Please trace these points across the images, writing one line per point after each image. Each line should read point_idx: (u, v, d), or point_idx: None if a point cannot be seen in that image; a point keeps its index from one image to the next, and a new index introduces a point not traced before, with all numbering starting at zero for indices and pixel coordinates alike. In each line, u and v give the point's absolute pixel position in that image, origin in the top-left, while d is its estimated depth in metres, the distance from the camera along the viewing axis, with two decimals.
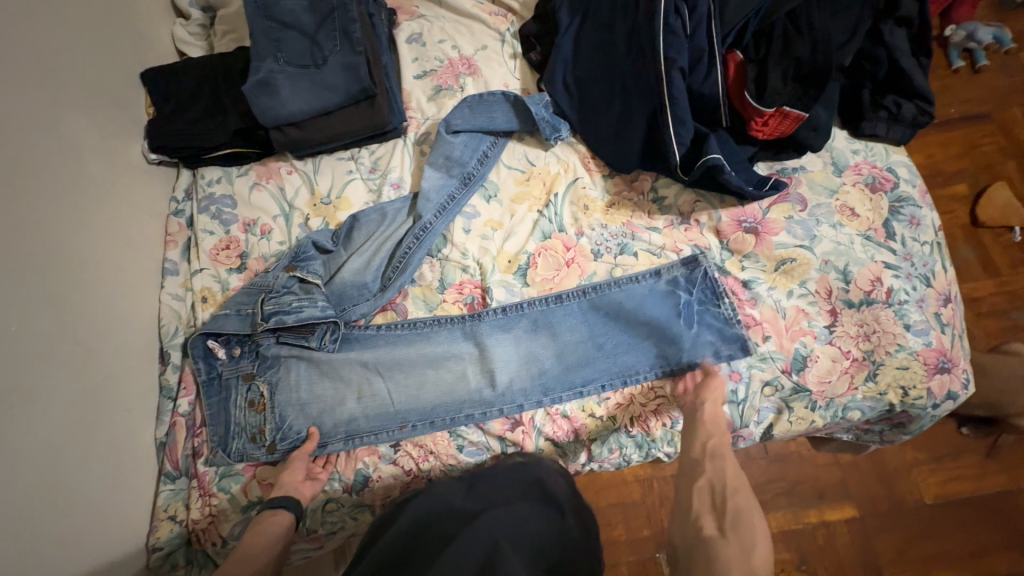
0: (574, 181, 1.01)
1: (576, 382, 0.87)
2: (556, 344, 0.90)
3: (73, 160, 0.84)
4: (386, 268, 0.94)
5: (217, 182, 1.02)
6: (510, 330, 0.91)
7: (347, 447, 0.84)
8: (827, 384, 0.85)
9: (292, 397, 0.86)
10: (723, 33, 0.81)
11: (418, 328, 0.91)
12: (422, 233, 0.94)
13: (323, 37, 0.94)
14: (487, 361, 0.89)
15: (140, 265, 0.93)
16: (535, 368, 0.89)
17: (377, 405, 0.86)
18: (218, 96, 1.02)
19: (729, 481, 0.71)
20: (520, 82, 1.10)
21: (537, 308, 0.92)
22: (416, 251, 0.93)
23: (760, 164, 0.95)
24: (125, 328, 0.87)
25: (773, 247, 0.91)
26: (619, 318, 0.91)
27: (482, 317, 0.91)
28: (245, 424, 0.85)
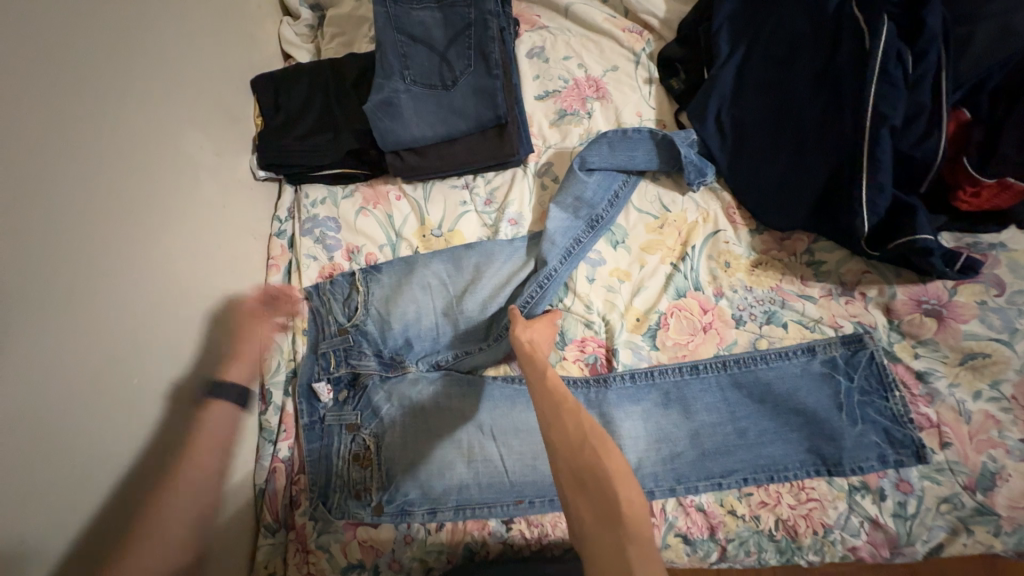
0: (715, 234, 0.90)
1: (714, 470, 0.78)
2: (690, 423, 0.81)
3: (187, 181, 0.78)
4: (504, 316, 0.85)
5: (321, 203, 0.95)
6: (638, 403, 0.82)
7: (456, 518, 0.76)
8: (1020, 510, 0.72)
9: (399, 455, 0.79)
10: (953, 85, 0.68)
11: None
12: (547, 280, 0.84)
13: (454, 55, 0.84)
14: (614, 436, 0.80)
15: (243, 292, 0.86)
16: (667, 450, 0.80)
17: (489, 473, 0.79)
18: (330, 110, 0.94)
19: (570, 434, 0.58)
20: (654, 111, 0.98)
21: (671, 378, 0.83)
22: (539, 301, 0.83)
23: (945, 236, 0.82)
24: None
25: (959, 336, 0.78)
26: (764, 401, 0.80)
27: (607, 383, 0.83)
28: (347, 479, 0.79)
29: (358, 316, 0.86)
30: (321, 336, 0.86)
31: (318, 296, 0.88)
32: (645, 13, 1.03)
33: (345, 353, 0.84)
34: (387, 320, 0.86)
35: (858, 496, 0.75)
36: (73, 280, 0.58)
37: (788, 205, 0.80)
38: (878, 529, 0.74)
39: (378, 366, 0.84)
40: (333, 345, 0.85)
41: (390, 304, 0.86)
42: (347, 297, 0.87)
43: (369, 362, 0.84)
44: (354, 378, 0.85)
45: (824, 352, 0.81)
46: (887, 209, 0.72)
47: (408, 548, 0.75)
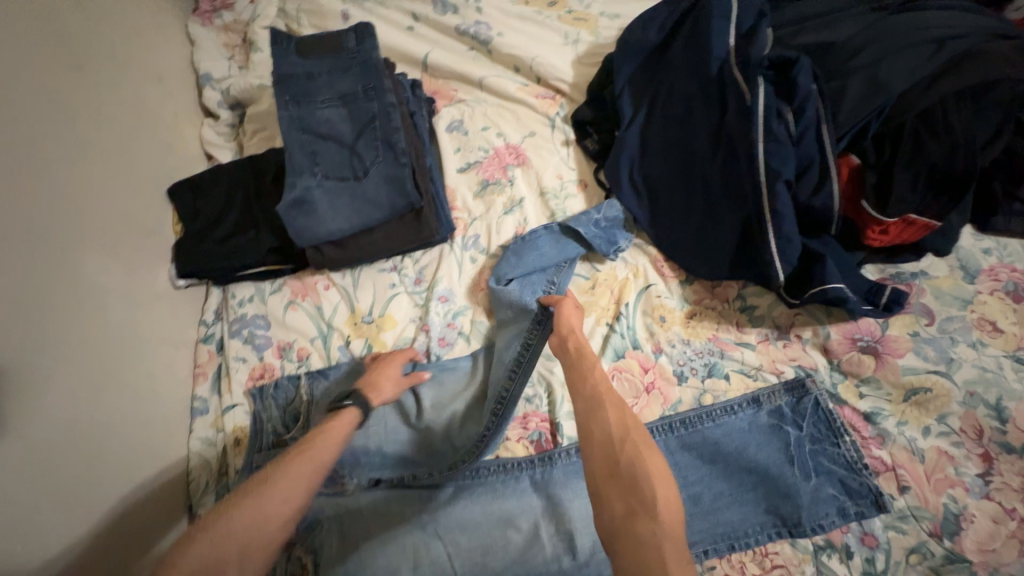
0: (647, 288, 0.89)
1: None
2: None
3: (95, 310, 0.76)
4: (461, 432, 0.81)
5: (249, 302, 0.93)
6: None
7: None
8: (991, 553, 0.68)
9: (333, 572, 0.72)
10: (836, 134, 0.68)
11: (481, 477, 0.79)
12: (503, 401, 0.77)
13: (362, 146, 0.85)
14: (563, 520, 0.75)
15: (168, 411, 0.83)
16: None
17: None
18: (250, 209, 0.93)
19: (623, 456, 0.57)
20: (575, 172, 1.00)
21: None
22: (494, 433, 0.77)
23: (868, 268, 0.82)
24: (151, 493, 0.76)
25: (899, 371, 0.76)
26: (716, 461, 0.77)
27: (553, 461, 0.78)
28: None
29: (297, 426, 0.83)
30: (258, 447, 0.82)
31: (260, 399, 0.85)
32: (555, 80, 1.06)
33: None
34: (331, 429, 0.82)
35: (825, 557, 0.70)
36: None
37: (710, 255, 0.80)
38: None
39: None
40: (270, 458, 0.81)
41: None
42: (290, 403, 0.85)
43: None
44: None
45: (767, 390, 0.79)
46: (800, 257, 0.72)
47: None
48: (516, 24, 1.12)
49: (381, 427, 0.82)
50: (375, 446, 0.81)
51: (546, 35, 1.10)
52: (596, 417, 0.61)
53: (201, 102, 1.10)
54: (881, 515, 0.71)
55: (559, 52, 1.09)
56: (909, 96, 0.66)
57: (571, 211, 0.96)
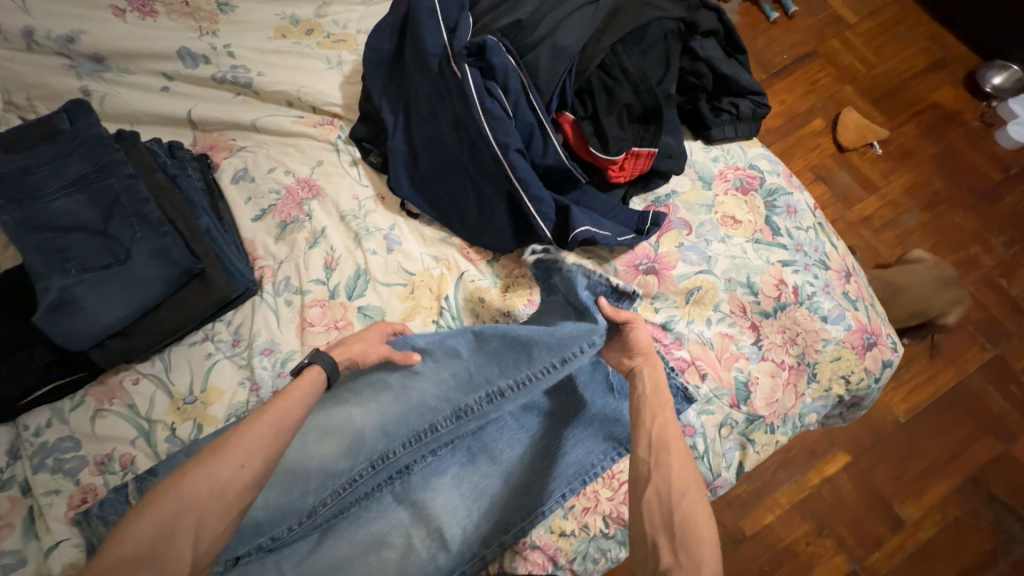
0: (461, 277, 0.93)
1: (534, 503, 0.79)
2: (498, 468, 0.81)
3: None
4: (324, 484, 0.78)
5: (46, 428, 0.83)
6: (443, 475, 0.81)
7: None
8: (776, 403, 0.82)
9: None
10: (545, 101, 0.78)
11: (344, 513, 0.79)
12: (381, 459, 0.79)
13: (116, 228, 0.80)
14: (430, 522, 0.78)
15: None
16: (489, 513, 0.79)
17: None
18: (13, 330, 0.83)
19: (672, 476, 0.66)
20: (370, 188, 1.01)
21: (468, 432, 0.83)
22: (368, 474, 0.79)
23: (635, 200, 0.92)
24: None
25: (676, 280, 0.87)
26: (551, 412, 0.84)
27: (410, 470, 0.81)
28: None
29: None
30: None
31: (86, 525, 0.76)
32: (327, 105, 1.07)
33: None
34: None
35: None
36: None
37: (496, 231, 0.87)
38: None
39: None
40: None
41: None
42: (117, 518, 0.76)
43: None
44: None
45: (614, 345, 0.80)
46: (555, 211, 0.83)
47: None
48: (274, 60, 1.10)
49: None
50: None
51: (309, 64, 1.10)
52: (655, 436, 0.69)
53: None
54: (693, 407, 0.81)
55: (325, 77, 1.09)
56: (587, 53, 0.76)
57: (373, 226, 0.97)
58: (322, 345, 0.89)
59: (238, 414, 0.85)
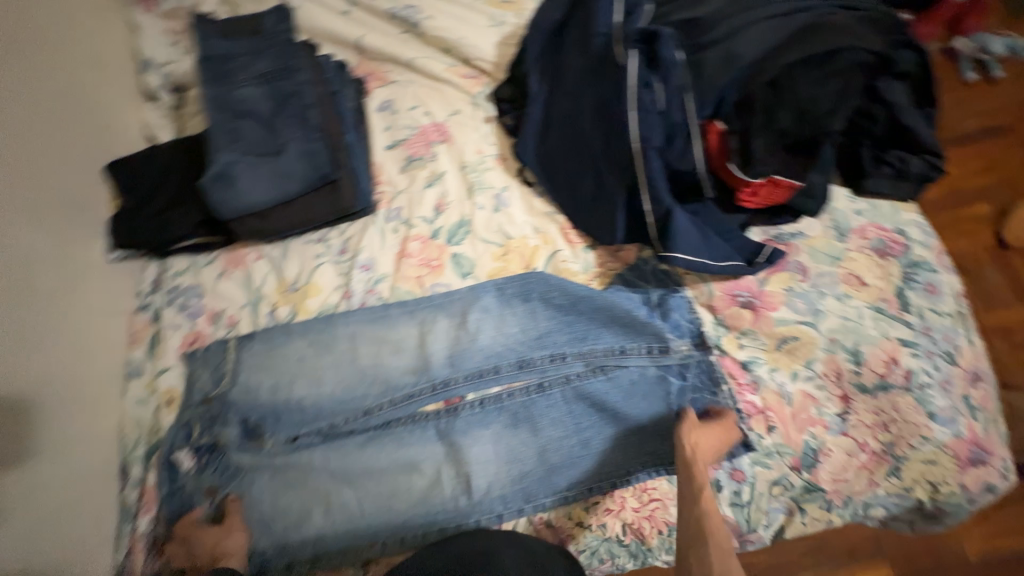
0: (554, 254, 0.95)
1: (558, 484, 0.82)
2: (538, 440, 0.84)
3: (26, 278, 0.79)
4: (384, 394, 0.87)
5: (184, 273, 0.99)
6: (486, 427, 0.85)
7: (314, 568, 0.80)
8: (843, 482, 0.76)
9: (254, 515, 0.81)
10: (699, 104, 0.75)
11: (390, 427, 0.86)
12: (442, 386, 0.87)
13: (280, 122, 0.91)
14: (463, 463, 0.83)
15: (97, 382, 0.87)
16: (517, 476, 0.82)
17: (349, 516, 0.81)
18: (181, 186, 0.98)
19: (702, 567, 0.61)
20: (495, 147, 1.05)
21: (518, 398, 0.87)
22: (424, 398, 0.86)
23: (754, 230, 0.88)
24: (79, 466, 0.80)
25: (773, 323, 0.83)
26: (605, 410, 0.84)
27: (458, 412, 0.86)
28: (201, 550, 0.77)
29: (224, 383, 0.87)
30: (184, 404, 0.86)
31: (190, 361, 0.90)
32: (478, 60, 1.12)
33: (209, 422, 0.85)
34: (255, 388, 0.87)
35: None
36: None
37: (603, 220, 0.87)
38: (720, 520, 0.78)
39: (239, 433, 0.84)
40: (195, 414, 0.85)
41: (262, 370, 0.88)
42: (215, 366, 0.89)
43: (230, 428, 0.84)
44: (214, 444, 0.84)
45: (676, 359, 0.84)
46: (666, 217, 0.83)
47: None
48: (443, 7, 1.16)
49: (304, 382, 0.88)
50: (296, 397, 0.87)
51: (473, 17, 1.15)
52: (690, 523, 0.64)
53: (139, 86, 1.13)
54: (750, 455, 0.79)
55: (484, 32, 1.13)
56: (761, 66, 0.72)
57: (488, 183, 1.02)
58: (413, 277, 0.96)
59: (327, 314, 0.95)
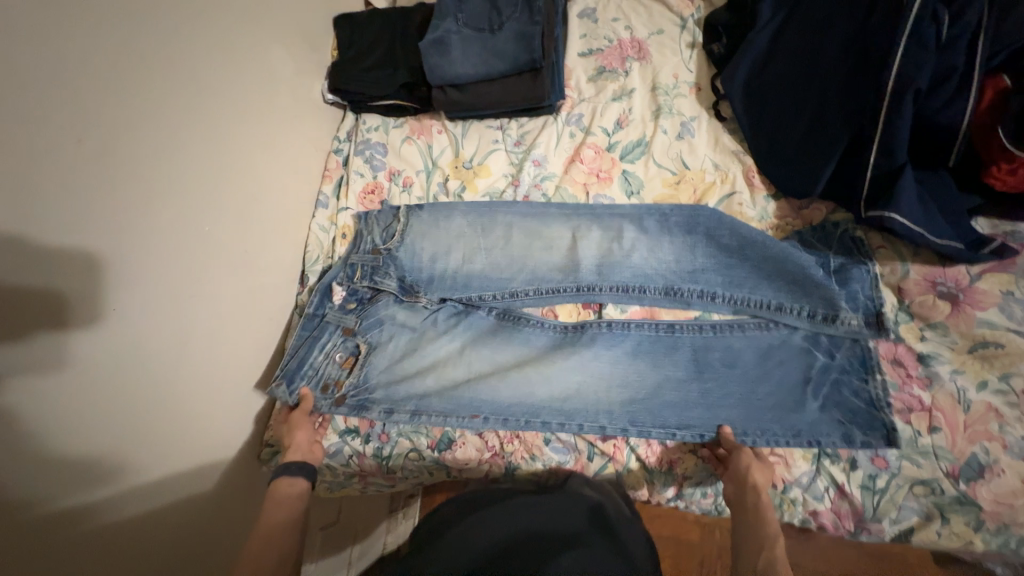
0: (730, 195, 0.91)
1: (670, 421, 0.79)
2: (656, 375, 0.83)
3: (175, 105, 0.73)
4: (532, 283, 0.90)
5: (374, 130, 1.09)
6: (611, 348, 0.85)
7: (412, 422, 0.82)
8: (1006, 507, 0.68)
9: (381, 359, 0.88)
10: (991, 50, 0.66)
11: (519, 324, 0.91)
12: (588, 289, 0.88)
13: (504, 3, 0.95)
14: (581, 373, 0.84)
15: (270, 209, 0.93)
16: (629, 402, 0.81)
17: (464, 394, 0.84)
18: (393, 49, 1.06)
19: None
20: (692, 75, 1.00)
21: (646, 331, 0.86)
22: (568, 294, 0.89)
23: (980, 220, 0.77)
24: (272, 273, 0.93)
25: (973, 323, 0.74)
26: (734, 367, 0.82)
27: (585, 330, 0.87)
28: (325, 372, 0.87)
29: (393, 241, 0.93)
30: (355, 250, 0.94)
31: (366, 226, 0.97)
32: None
33: (372, 270, 0.92)
34: (416, 251, 0.93)
35: (827, 461, 0.76)
36: (183, 147, 0.75)
37: (804, 168, 0.82)
38: (843, 498, 0.74)
39: (397, 288, 0.92)
40: (364, 261, 0.92)
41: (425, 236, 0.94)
42: (388, 227, 0.96)
43: (390, 282, 0.91)
44: (370, 296, 0.92)
45: (840, 331, 0.79)
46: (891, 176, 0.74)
47: (396, 427, 0.86)
48: None
49: (459, 255, 0.93)
50: (450, 265, 0.93)
51: None
52: None
53: None
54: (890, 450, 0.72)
55: None
56: None
57: (677, 109, 0.98)
58: (579, 182, 0.97)
59: (493, 197, 1.00)
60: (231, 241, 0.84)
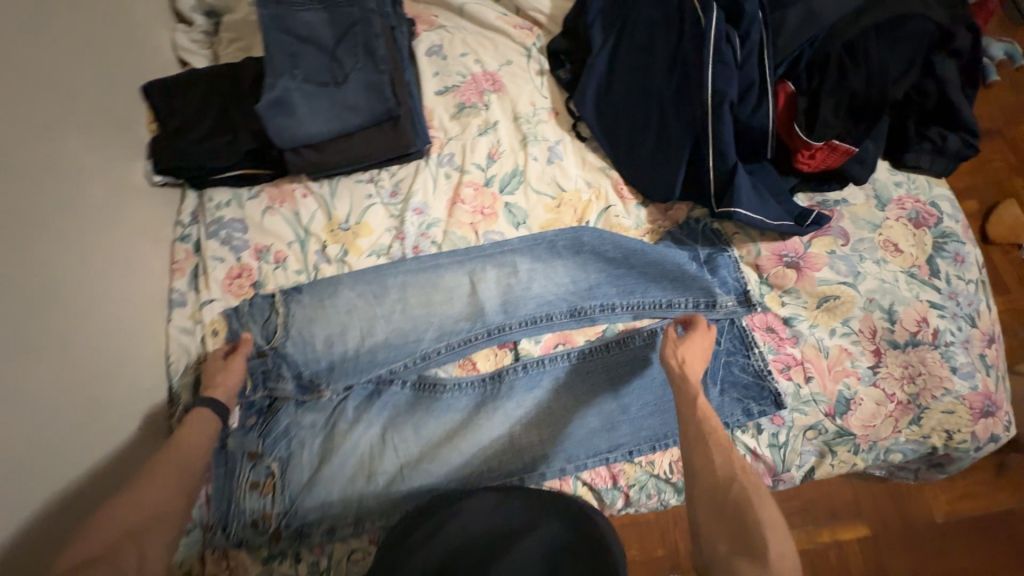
0: (607, 209, 0.97)
1: (600, 447, 0.83)
2: (579, 404, 0.85)
3: None
4: (443, 338, 0.88)
5: (226, 205, 0.95)
6: (532, 390, 0.86)
7: (359, 532, 0.79)
8: (871, 428, 0.83)
9: (301, 476, 0.80)
10: (774, 62, 0.80)
11: (436, 391, 0.86)
12: (497, 330, 0.89)
13: (343, 53, 0.88)
14: (512, 424, 0.84)
15: (104, 329, 0.77)
16: (562, 440, 0.83)
17: (396, 486, 0.80)
18: (228, 115, 0.95)
19: (723, 546, 0.61)
20: (548, 101, 1.05)
21: (560, 364, 0.88)
22: (481, 342, 0.88)
23: (800, 196, 0.91)
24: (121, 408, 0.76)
25: (815, 283, 0.88)
26: (644, 376, 0.87)
27: (502, 378, 0.87)
28: (244, 509, 0.78)
29: (278, 337, 0.84)
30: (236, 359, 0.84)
31: (237, 317, 0.85)
32: (533, 10, 1.10)
33: (263, 376, 0.83)
34: (309, 340, 0.85)
35: (739, 432, 0.85)
36: None
37: (661, 177, 0.91)
38: (759, 459, 0.84)
39: (295, 389, 0.84)
40: (252, 368, 0.83)
41: (312, 324, 0.86)
42: (267, 319, 0.85)
43: (286, 383, 0.84)
44: (269, 404, 0.84)
45: (720, 314, 0.88)
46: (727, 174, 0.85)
47: (331, 535, 0.79)
48: None
49: (355, 332, 0.87)
50: (347, 344, 0.86)
51: None
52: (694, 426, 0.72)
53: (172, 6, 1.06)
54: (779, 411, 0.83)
55: None
56: (839, 27, 0.77)
57: (542, 135, 1.01)
58: (466, 223, 0.96)
59: (381, 255, 0.94)
60: (47, 393, 0.66)
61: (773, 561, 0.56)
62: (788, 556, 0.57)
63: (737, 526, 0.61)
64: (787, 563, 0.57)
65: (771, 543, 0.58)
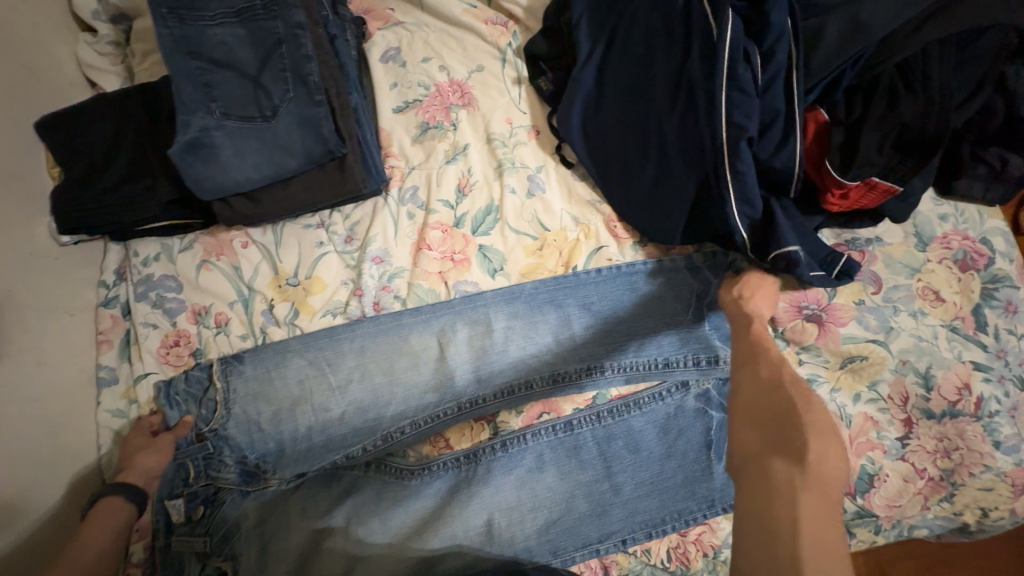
0: (598, 250, 0.83)
1: (591, 535, 0.74)
2: (565, 484, 0.76)
3: None
4: (414, 415, 0.78)
5: (154, 261, 0.82)
6: (512, 471, 0.77)
7: None
8: (896, 507, 0.73)
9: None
10: (806, 86, 0.66)
11: (404, 477, 0.78)
12: (470, 404, 0.77)
13: (268, 79, 0.72)
14: (490, 513, 0.75)
15: (14, 433, 0.66)
16: (548, 528, 0.74)
17: None
18: (142, 150, 0.79)
19: (754, 447, 0.52)
20: (527, 116, 0.88)
21: (544, 440, 0.78)
22: (454, 417, 0.77)
23: (825, 231, 0.78)
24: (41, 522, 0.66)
25: (840, 340, 0.75)
26: (640, 451, 0.78)
27: (479, 459, 0.77)
28: None
29: (218, 418, 0.75)
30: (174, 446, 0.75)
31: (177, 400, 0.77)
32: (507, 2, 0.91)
33: (205, 462, 0.75)
34: (254, 417, 0.75)
35: None
36: None
37: (662, 218, 0.76)
38: None
39: (238, 477, 0.75)
40: (191, 453, 0.74)
41: (257, 401, 0.76)
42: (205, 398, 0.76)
43: (230, 470, 0.75)
44: (214, 493, 0.76)
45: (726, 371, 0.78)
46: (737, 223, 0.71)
47: None
48: None
49: (308, 410, 0.76)
50: (302, 427, 0.76)
51: None
52: (747, 358, 0.64)
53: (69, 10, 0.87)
54: None
55: None
56: (888, 44, 0.64)
57: (520, 161, 0.86)
58: (434, 273, 0.81)
59: (336, 313, 0.81)
60: None
61: (809, 459, 0.46)
62: (834, 479, 0.46)
63: (777, 431, 0.51)
64: (831, 468, 0.46)
65: (813, 449, 0.47)
